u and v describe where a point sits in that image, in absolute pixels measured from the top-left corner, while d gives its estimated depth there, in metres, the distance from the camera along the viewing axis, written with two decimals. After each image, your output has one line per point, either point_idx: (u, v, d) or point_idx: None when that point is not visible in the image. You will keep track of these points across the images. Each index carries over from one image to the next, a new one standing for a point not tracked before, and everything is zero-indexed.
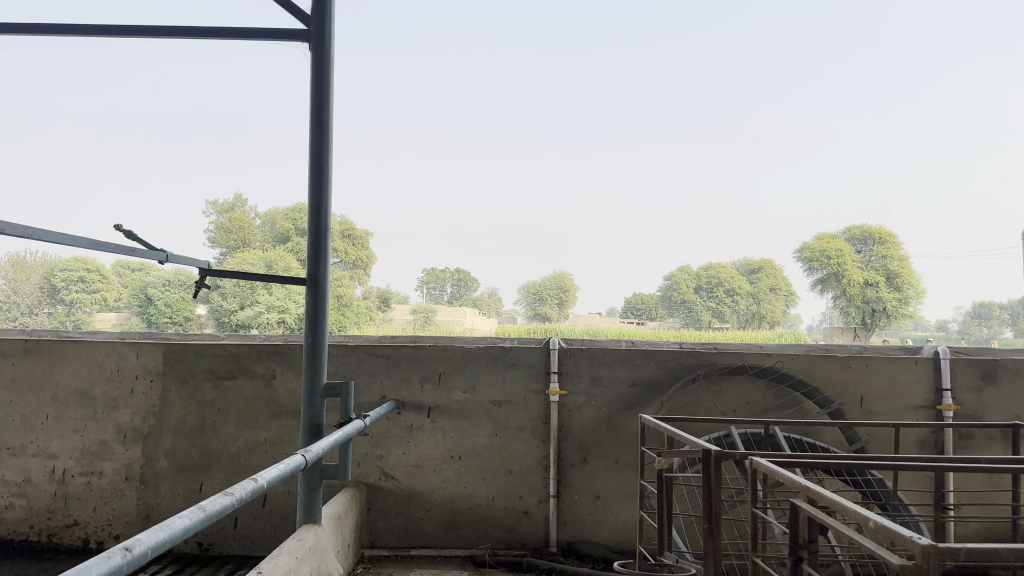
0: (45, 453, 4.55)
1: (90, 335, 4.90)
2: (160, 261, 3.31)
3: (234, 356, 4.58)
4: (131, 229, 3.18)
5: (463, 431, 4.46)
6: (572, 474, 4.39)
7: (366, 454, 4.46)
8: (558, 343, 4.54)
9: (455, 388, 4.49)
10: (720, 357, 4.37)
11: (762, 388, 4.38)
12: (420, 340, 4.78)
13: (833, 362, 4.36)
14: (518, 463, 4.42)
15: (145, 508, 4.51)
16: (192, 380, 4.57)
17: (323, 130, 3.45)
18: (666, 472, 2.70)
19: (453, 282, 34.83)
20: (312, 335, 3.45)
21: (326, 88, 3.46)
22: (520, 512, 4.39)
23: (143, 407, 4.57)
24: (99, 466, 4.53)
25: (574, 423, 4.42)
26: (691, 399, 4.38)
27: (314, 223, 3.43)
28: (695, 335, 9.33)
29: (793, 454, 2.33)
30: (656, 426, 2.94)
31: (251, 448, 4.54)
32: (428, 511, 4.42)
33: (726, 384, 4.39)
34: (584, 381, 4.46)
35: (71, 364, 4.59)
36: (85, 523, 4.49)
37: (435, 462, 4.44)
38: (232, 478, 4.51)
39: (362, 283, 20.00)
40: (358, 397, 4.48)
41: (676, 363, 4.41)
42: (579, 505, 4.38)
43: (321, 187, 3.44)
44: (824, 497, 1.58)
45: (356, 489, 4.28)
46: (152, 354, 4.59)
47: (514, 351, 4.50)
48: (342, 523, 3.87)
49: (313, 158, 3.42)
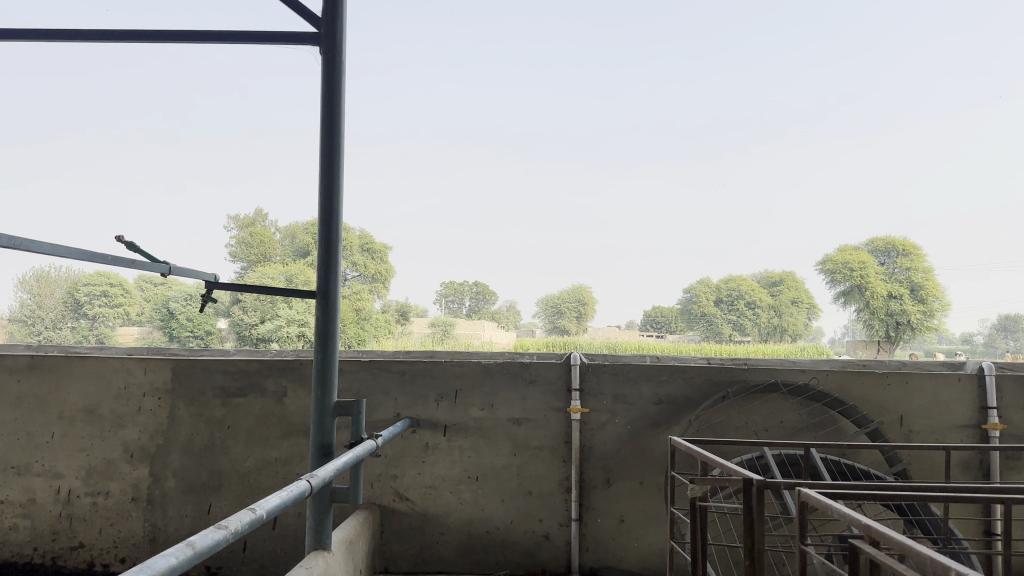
0: (51, 472, 4.41)
1: (97, 350, 4.76)
2: (163, 274, 3.16)
3: (244, 373, 4.44)
4: (133, 241, 3.03)
5: (481, 450, 4.27)
6: (594, 496, 4.19)
7: (379, 475, 4.28)
8: (579, 358, 4.36)
9: (472, 406, 4.30)
10: (750, 374, 4.16)
11: (795, 406, 4.16)
12: (436, 355, 4.60)
13: (871, 377, 4.13)
14: (538, 484, 4.22)
15: (152, 530, 4.35)
16: (201, 398, 4.42)
17: (335, 139, 3.31)
18: (699, 501, 2.50)
19: (471, 296, 34.60)
20: (321, 351, 3.30)
21: (337, 95, 3.31)
22: (541, 535, 4.19)
23: (151, 425, 4.42)
24: (106, 486, 4.38)
25: (597, 443, 4.22)
26: (720, 417, 4.16)
27: (325, 236, 3.29)
28: (714, 347, 9.07)
29: (848, 484, 2.11)
30: (687, 449, 2.73)
31: (261, 468, 4.37)
32: (444, 534, 4.23)
33: (757, 403, 4.17)
34: (607, 399, 4.26)
35: (77, 382, 4.46)
36: (90, 545, 4.34)
37: (450, 483, 4.26)
38: (242, 500, 4.35)
39: (380, 298, 19.64)
40: (372, 415, 4.30)
41: (704, 379, 4.19)
42: (603, 528, 4.17)
43: (333, 198, 3.29)
44: (889, 543, 1.38)
45: (368, 511, 4.10)
46: (160, 370, 4.46)
47: (534, 366, 4.31)
48: (353, 548, 3.69)
49: (323, 165, 3.27)
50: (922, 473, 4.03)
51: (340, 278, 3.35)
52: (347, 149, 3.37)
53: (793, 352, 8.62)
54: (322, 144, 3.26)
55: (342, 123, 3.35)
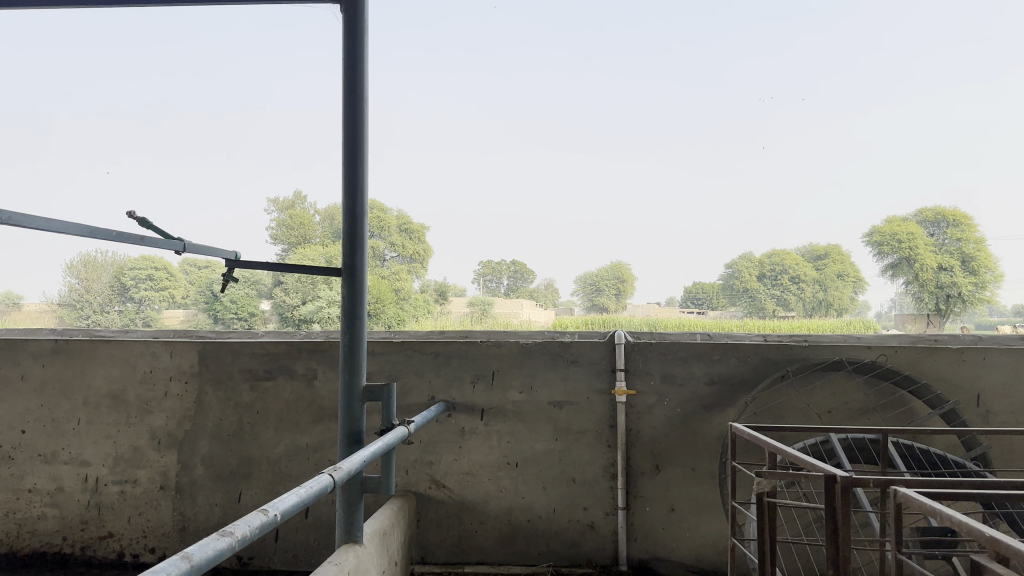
0: (78, 460, 4.29)
1: (122, 333, 4.60)
2: (179, 252, 2.96)
3: (272, 355, 4.22)
4: (145, 217, 2.86)
5: (520, 435, 4.03)
6: (642, 483, 3.92)
7: (415, 461, 4.08)
8: (625, 337, 4.07)
9: (511, 388, 4.06)
10: (812, 351, 3.84)
11: (862, 385, 3.84)
12: (472, 335, 4.33)
13: (943, 353, 3.77)
14: (581, 471, 3.96)
15: (181, 519, 4.21)
16: (228, 382, 4.25)
17: (358, 109, 3.16)
18: (766, 495, 2.21)
19: (509, 274, 33.26)
20: (349, 331, 3.13)
21: (360, 69, 3.16)
22: (585, 526, 3.94)
23: (178, 410, 4.25)
24: (133, 474, 4.25)
25: (644, 426, 3.95)
26: (780, 398, 3.86)
27: (350, 204, 3.12)
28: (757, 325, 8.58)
29: (947, 482, 1.82)
30: (750, 434, 2.45)
31: (292, 454, 4.19)
32: (483, 524, 4.01)
33: (819, 382, 3.86)
34: (654, 379, 3.97)
35: (103, 366, 4.32)
36: (120, 535, 4.23)
37: (489, 470, 4.03)
38: (272, 488, 4.17)
39: (422, 279, 17.93)
40: (405, 397, 4.09)
41: (761, 358, 3.88)
42: (651, 518, 3.90)
43: (358, 171, 3.14)
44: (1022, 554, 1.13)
45: (403, 499, 3.91)
46: (186, 353, 4.27)
47: (575, 346, 4.03)
48: (387, 540, 3.47)
49: (347, 133, 3.12)
50: (1003, 461, 3.67)
51: (367, 254, 3.17)
52: (369, 120, 3.21)
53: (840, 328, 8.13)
54: (346, 119, 3.12)
55: (365, 90, 3.20)
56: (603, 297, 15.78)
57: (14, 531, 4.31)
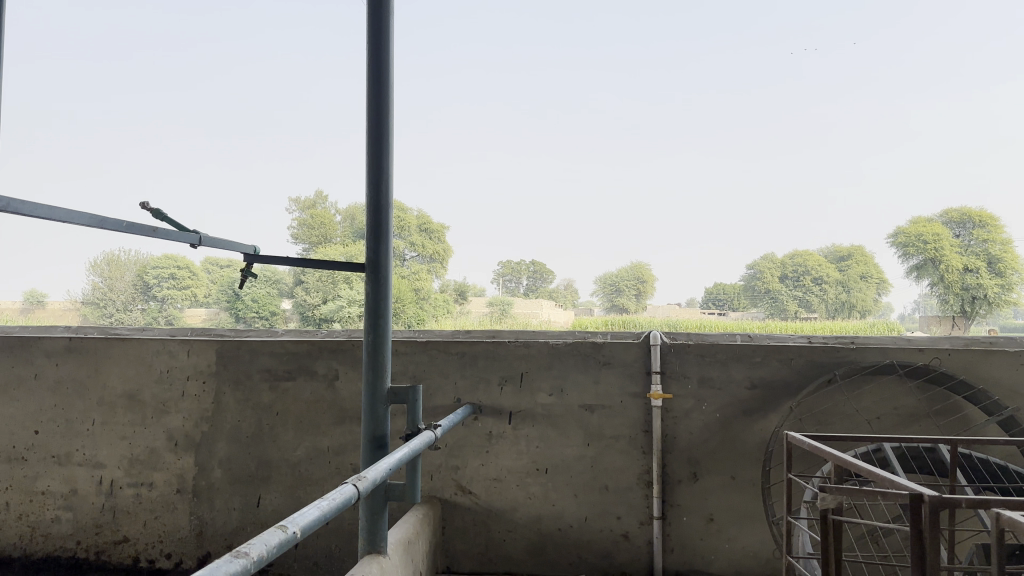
0: (92, 462, 4.17)
1: (138, 331, 4.47)
2: (194, 246, 2.81)
3: (293, 355, 4.07)
4: (159, 208, 2.74)
5: (550, 439, 3.85)
6: (679, 492, 3.72)
7: (440, 466, 3.91)
8: (660, 338, 3.86)
9: (540, 391, 3.88)
10: (861, 354, 3.60)
11: (913, 390, 3.60)
12: (499, 334, 4.15)
13: (1001, 356, 3.53)
14: (614, 478, 3.78)
15: (199, 524, 4.07)
16: (248, 382, 4.10)
17: (383, 97, 3.02)
18: (831, 512, 2.01)
19: (529, 274, 31.64)
20: (374, 330, 2.97)
21: (384, 63, 3.01)
22: (619, 535, 3.75)
23: (195, 412, 4.12)
24: (149, 477, 4.12)
25: (680, 432, 3.75)
26: (826, 404, 3.64)
27: (374, 199, 2.97)
28: (781, 325, 8.32)
29: None
30: (811, 444, 2.25)
31: (313, 458, 4.03)
32: (512, 532, 3.84)
33: (868, 387, 3.63)
34: (692, 383, 3.77)
35: (118, 365, 4.19)
36: (135, 539, 4.11)
37: (517, 476, 3.86)
38: (293, 492, 4.02)
39: (441, 280, 17.33)
40: (430, 400, 3.93)
41: (807, 361, 3.66)
42: (689, 528, 3.70)
43: (381, 163, 2.99)
44: None
45: (428, 505, 3.74)
46: (204, 353, 4.13)
47: (608, 347, 3.83)
48: (412, 549, 3.30)
49: (371, 126, 2.98)
50: None
51: (392, 250, 3.02)
52: (395, 114, 3.06)
53: (866, 328, 7.85)
54: (369, 117, 2.96)
55: (390, 84, 3.04)
56: (623, 299, 15.03)
57: (27, 534, 4.21)
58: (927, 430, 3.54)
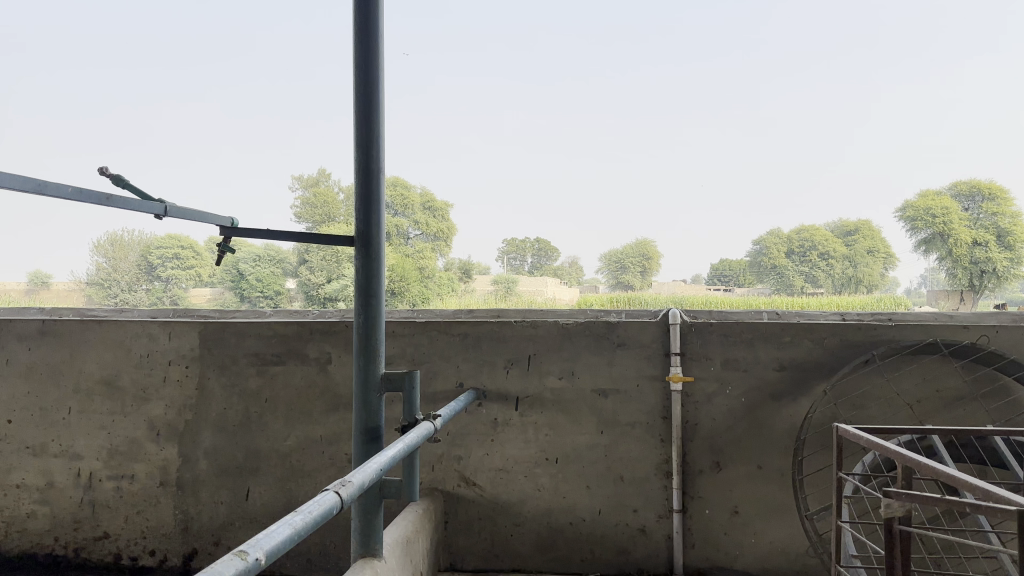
0: (70, 453, 3.90)
1: (117, 311, 4.16)
2: (160, 217, 2.50)
3: (282, 337, 3.76)
4: (120, 175, 2.44)
5: (560, 427, 3.55)
6: (701, 482, 3.43)
7: (442, 455, 3.63)
8: (679, 316, 3.54)
9: (549, 374, 3.57)
10: (899, 333, 3.28)
11: (957, 372, 3.26)
12: (505, 314, 3.83)
13: None
14: (630, 468, 3.48)
15: (184, 518, 3.81)
16: (234, 367, 3.80)
17: (373, 54, 2.69)
18: (899, 522, 1.71)
19: (533, 253, 30.22)
20: (364, 310, 2.67)
21: (374, 20, 2.71)
22: (636, 530, 3.46)
23: (178, 399, 3.83)
24: (131, 469, 3.85)
25: (702, 419, 3.45)
26: (863, 387, 3.33)
27: (364, 170, 2.66)
28: (790, 302, 7.93)
29: None
30: (867, 440, 1.96)
31: (305, 447, 3.74)
32: (519, 527, 3.56)
33: (908, 368, 3.30)
34: (714, 365, 3.46)
35: (94, 350, 3.89)
36: (116, 536, 3.85)
37: (525, 467, 3.57)
38: (284, 484, 3.74)
39: (445, 259, 16.65)
40: (429, 385, 3.64)
41: (841, 341, 3.33)
42: (712, 522, 3.41)
43: (372, 126, 2.67)
44: None
45: (429, 499, 3.46)
46: (186, 336, 3.83)
47: (623, 327, 3.52)
48: (411, 549, 3.01)
49: (359, 83, 2.66)
50: None
51: (384, 220, 2.73)
52: (387, 74, 2.74)
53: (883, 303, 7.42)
54: (358, 80, 2.64)
55: (381, 44, 2.74)
56: (628, 277, 14.49)
57: (2, 531, 3.95)
58: (975, 415, 3.21)
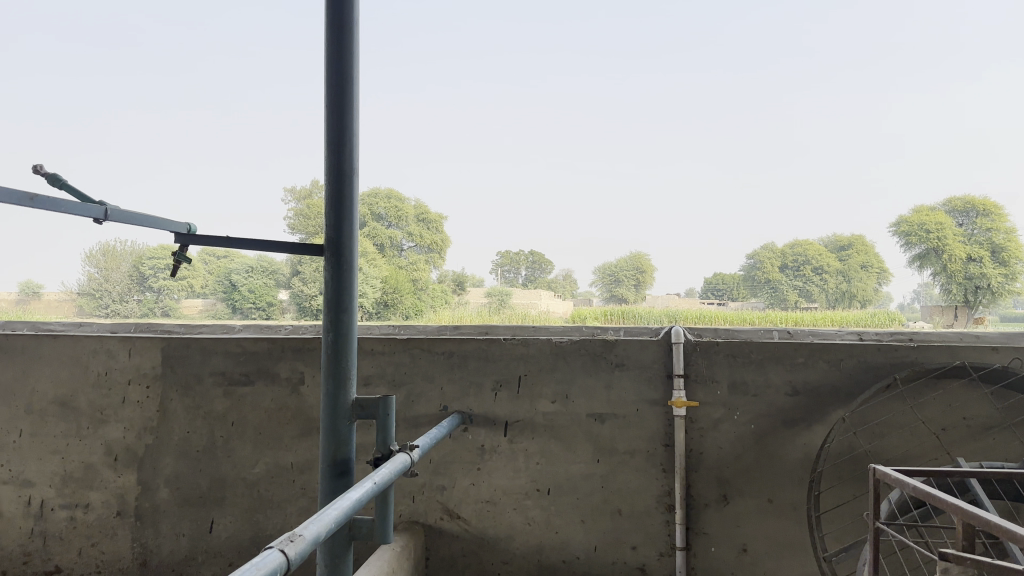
0: (20, 480, 3.59)
1: (74, 325, 3.84)
2: (101, 220, 2.22)
3: (251, 355, 3.47)
4: (56, 174, 2.16)
5: (554, 454, 3.26)
6: (706, 516, 3.14)
7: (424, 486, 3.35)
8: (682, 334, 3.25)
9: (542, 397, 3.29)
10: (923, 353, 3.00)
11: (989, 398, 2.96)
12: (493, 329, 3.53)
13: None
14: (629, 501, 3.19)
15: (142, 552, 3.49)
16: (199, 387, 3.50)
17: (345, 46, 2.42)
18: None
19: (528, 265, 29.49)
20: (333, 330, 2.38)
21: (348, 12, 2.43)
22: (634, 568, 3.16)
23: (137, 421, 3.52)
24: (85, 497, 3.53)
25: (709, 446, 3.17)
26: (885, 415, 3.04)
27: (336, 170, 2.39)
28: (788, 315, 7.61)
29: None
30: (913, 487, 1.67)
31: (273, 476, 3.44)
32: (508, 564, 3.26)
33: (933, 394, 3.01)
34: (721, 388, 3.18)
35: (47, 366, 3.59)
36: (68, 570, 3.53)
37: (514, 498, 3.28)
38: (251, 516, 3.44)
39: (439, 270, 15.90)
40: (411, 408, 3.35)
41: (858, 364, 3.06)
42: (718, 559, 3.11)
43: (344, 124, 2.40)
44: None
45: (408, 535, 3.16)
46: (147, 352, 3.53)
47: (622, 345, 3.25)
48: None
49: (330, 77, 2.40)
50: None
51: (357, 227, 2.45)
52: (361, 67, 2.47)
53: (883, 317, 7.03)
54: (330, 73, 2.39)
55: (355, 37, 2.47)
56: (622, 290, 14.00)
57: None
58: (1008, 446, 2.90)
